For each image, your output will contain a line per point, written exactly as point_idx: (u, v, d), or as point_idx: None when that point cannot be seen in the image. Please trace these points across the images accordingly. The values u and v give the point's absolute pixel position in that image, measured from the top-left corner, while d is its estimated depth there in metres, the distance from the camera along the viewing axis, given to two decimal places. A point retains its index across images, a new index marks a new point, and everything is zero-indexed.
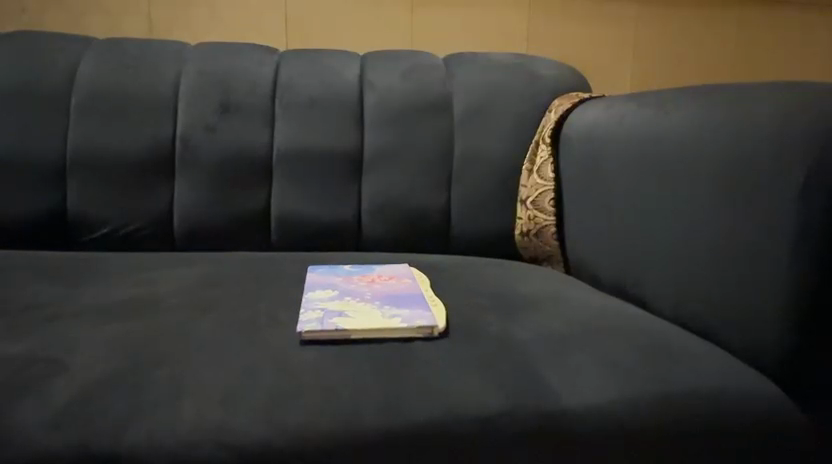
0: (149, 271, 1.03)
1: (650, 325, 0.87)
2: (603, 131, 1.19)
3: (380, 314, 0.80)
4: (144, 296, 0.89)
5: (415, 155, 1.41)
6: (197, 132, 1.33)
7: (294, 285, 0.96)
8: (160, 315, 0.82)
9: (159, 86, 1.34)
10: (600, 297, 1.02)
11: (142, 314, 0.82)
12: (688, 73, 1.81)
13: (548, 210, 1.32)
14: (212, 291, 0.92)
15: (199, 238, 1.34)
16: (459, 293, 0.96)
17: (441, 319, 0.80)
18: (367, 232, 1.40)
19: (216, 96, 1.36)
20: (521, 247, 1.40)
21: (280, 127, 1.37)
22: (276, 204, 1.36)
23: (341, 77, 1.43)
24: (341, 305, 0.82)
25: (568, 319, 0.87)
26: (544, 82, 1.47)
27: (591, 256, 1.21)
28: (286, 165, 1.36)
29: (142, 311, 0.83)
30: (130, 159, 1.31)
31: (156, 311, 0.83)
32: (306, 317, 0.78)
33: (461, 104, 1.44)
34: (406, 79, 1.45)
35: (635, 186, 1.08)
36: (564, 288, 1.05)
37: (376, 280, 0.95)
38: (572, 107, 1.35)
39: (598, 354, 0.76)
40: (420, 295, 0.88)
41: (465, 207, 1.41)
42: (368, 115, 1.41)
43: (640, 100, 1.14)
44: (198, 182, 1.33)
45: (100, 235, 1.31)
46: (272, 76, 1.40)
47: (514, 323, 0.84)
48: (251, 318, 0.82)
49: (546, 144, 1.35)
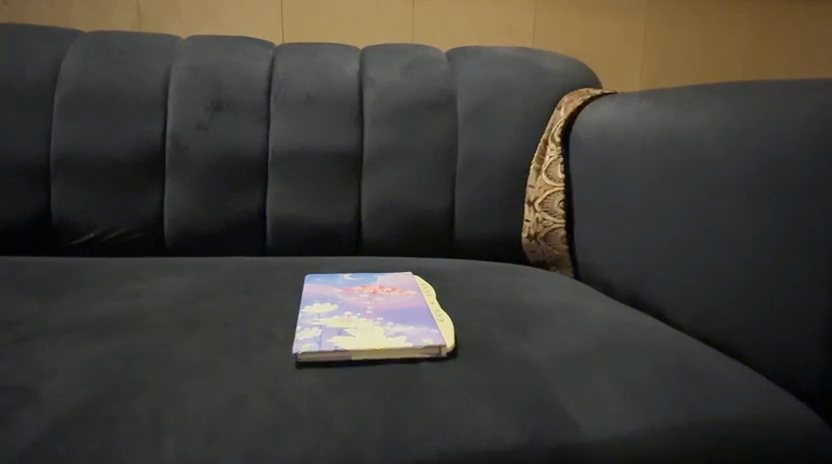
0: (135, 282, 0.96)
1: (672, 341, 0.81)
2: (616, 131, 1.13)
3: (383, 332, 0.74)
4: (128, 311, 0.83)
5: (417, 155, 1.34)
6: (188, 130, 1.27)
7: (290, 297, 0.90)
8: (144, 334, 0.76)
9: (147, 82, 1.28)
10: (615, 308, 0.96)
11: (125, 332, 0.76)
12: (699, 69, 1.74)
13: (557, 212, 1.25)
14: (201, 305, 0.86)
15: (191, 242, 1.28)
16: (466, 306, 0.90)
17: (448, 336, 0.74)
18: (368, 236, 1.34)
19: (207, 92, 1.29)
20: (528, 251, 1.34)
21: (276, 126, 1.30)
22: (271, 206, 1.29)
23: (339, 73, 1.36)
24: (340, 321, 0.76)
25: (583, 335, 0.81)
26: (552, 78, 1.41)
27: (603, 263, 1.15)
28: (282, 166, 1.30)
29: (124, 329, 0.77)
30: (117, 160, 1.24)
31: (140, 329, 0.77)
32: (303, 336, 0.72)
33: (466, 101, 1.38)
34: (409, 75, 1.38)
35: (651, 190, 1.02)
36: (576, 298, 0.99)
37: (378, 291, 0.89)
38: (583, 104, 1.28)
39: (618, 377, 0.70)
40: (425, 309, 0.82)
41: (470, 210, 1.35)
42: (368, 113, 1.35)
43: (657, 98, 1.08)
44: (189, 184, 1.26)
45: (87, 240, 1.24)
46: (267, 72, 1.33)
47: (526, 341, 0.78)
48: (242, 336, 0.76)
49: (555, 144, 1.28)
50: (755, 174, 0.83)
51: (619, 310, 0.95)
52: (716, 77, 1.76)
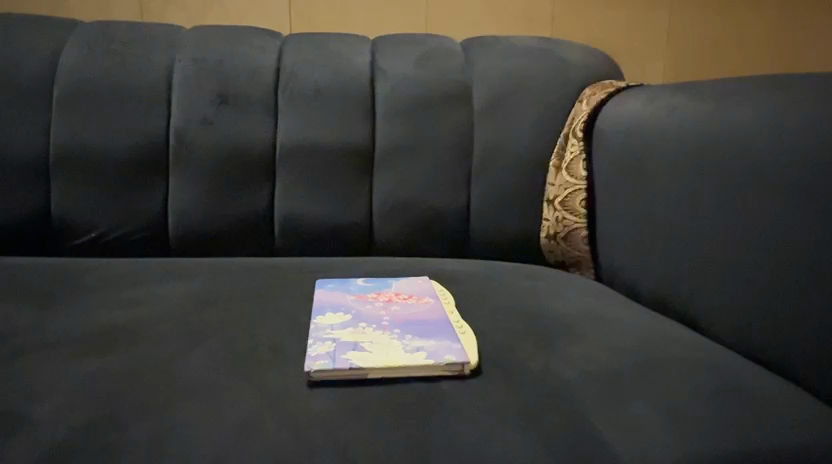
0: (136, 288, 0.92)
1: (711, 356, 0.75)
2: (644, 126, 1.06)
3: (402, 346, 0.68)
4: (130, 321, 0.79)
5: (431, 151, 1.28)
6: (192, 126, 1.21)
7: (300, 305, 0.85)
8: (145, 348, 0.71)
9: (149, 75, 1.22)
10: (646, 316, 0.90)
11: (125, 346, 0.72)
12: (726, 61, 1.65)
13: (579, 211, 1.19)
14: (207, 314, 0.82)
15: (196, 242, 1.23)
16: (488, 315, 0.84)
17: (472, 352, 0.68)
18: (380, 236, 1.28)
19: (212, 86, 1.23)
20: (546, 252, 1.28)
21: (284, 120, 1.25)
22: (279, 205, 1.24)
23: (350, 64, 1.29)
24: (355, 334, 0.71)
25: (616, 349, 0.75)
26: (573, 70, 1.34)
27: (629, 266, 1.09)
28: (291, 163, 1.24)
29: (124, 342, 0.73)
30: (118, 157, 1.19)
31: (141, 342, 0.73)
32: (316, 351, 0.66)
33: (482, 94, 1.31)
34: (422, 67, 1.31)
35: (684, 191, 0.96)
36: (603, 305, 0.93)
37: (394, 299, 0.84)
38: (607, 97, 1.21)
39: (656, 399, 0.65)
40: (446, 320, 0.76)
41: (486, 209, 1.29)
42: (380, 106, 1.28)
43: (691, 91, 1.01)
44: (193, 182, 1.21)
45: (88, 241, 1.20)
46: (274, 64, 1.27)
47: (554, 356, 0.72)
48: (251, 351, 0.71)
49: (577, 139, 1.21)
50: (802, 176, 0.76)
51: (650, 319, 0.89)
52: (744, 69, 1.67)
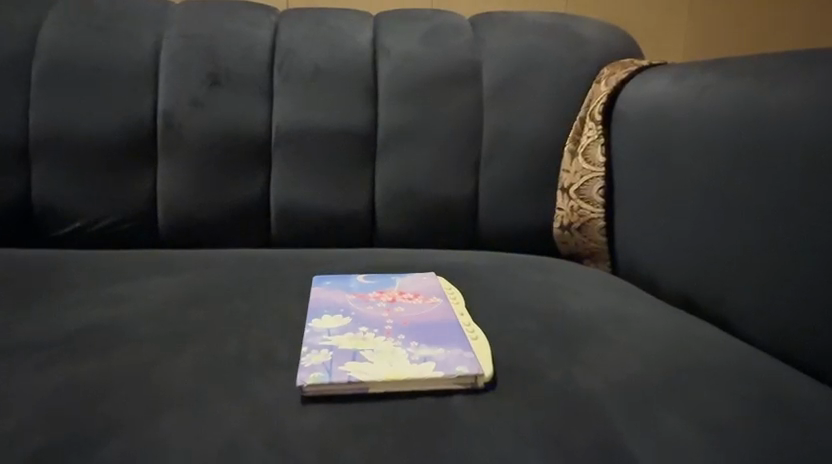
0: (119, 285, 0.85)
1: (750, 365, 0.67)
2: (670, 108, 0.97)
3: (407, 355, 0.61)
4: (108, 321, 0.72)
5: (438, 135, 1.20)
6: (182, 108, 1.13)
7: (295, 305, 0.78)
8: (121, 354, 0.64)
9: (135, 53, 1.13)
10: (674, 315, 0.82)
11: (100, 351, 0.65)
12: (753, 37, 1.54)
13: (596, 201, 1.11)
14: (194, 314, 0.75)
15: (187, 233, 1.15)
16: (500, 316, 0.77)
17: (485, 362, 0.61)
18: (382, 226, 1.20)
19: (203, 65, 1.15)
20: (560, 243, 1.20)
21: (280, 102, 1.16)
22: (275, 193, 1.16)
23: (350, 41, 1.20)
24: (355, 340, 0.64)
25: (643, 356, 0.68)
26: (590, 47, 1.24)
27: (651, 260, 1.01)
28: (287, 148, 1.16)
29: (99, 348, 0.66)
30: (103, 142, 1.11)
31: (118, 347, 0.66)
32: (310, 362, 0.59)
33: (492, 74, 1.22)
34: (428, 44, 1.22)
35: (714, 179, 0.88)
36: (625, 304, 0.86)
37: (398, 299, 0.77)
38: (628, 76, 1.11)
39: (691, 414, 0.57)
40: (456, 324, 0.69)
41: (496, 197, 1.21)
42: (382, 86, 1.20)
43: (724, 68, 0.92)
44: (183, 168, 1.13)
45: (73, 231, 1.12)
46: (269, 41, 1.19)
47: (575, 366, 0.65)
48: (239, 357, 0.64)
49: (595, 122, 1.12)
50: None
51: (679, 319, 0.81)
52: (772, 45, 1.56)
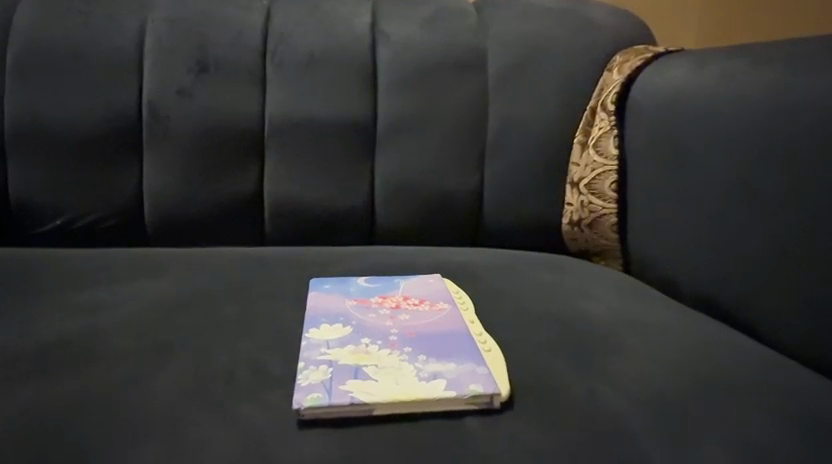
0: (100, 290, 0.78)
1: (786, 378, 0.62)
2: (692, 98, 0.91)
3: (415, 372, 0.55)
4: (86, 333, 0.66)
5: (441, 126, 1.13)
6: (168, 97, 1.06)
7: (290, 311, 0.72)
8: (99, 372, 0.59)
9: (117, 38, 1.06)
10: (698, 320, 0.77)
11: (75, 369, 0.59)
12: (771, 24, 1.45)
13: (608, 196, 1.04)
14: (181, 322, 0.69)
15: (176, 231, 1.09)
16: (512, 324, 0.71)
17: (501, 379, 0.56)
18: (382, 222, 1.14)
19: (190, 51, 1.07)
20: (569, 239, 1.14)
21: (274, 91, 1.09)
22: (269, 187, 1.10)
23: (348, 26, 1.13)
24: (356, 353, 0.58)
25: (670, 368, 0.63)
26: (602, 32, 1.17)
27: (668, 259, 0.95)
28: (281, 140, 1.09)
29: (75, 364, 0.60)
30: (83, 134, 1.04)
31: (96, 363, 0.60)
32: (307, 380, 0.54)
33: (498, 61, 1.15)
34: (430, 29, 1.15)
35: (739, 174, 0.82)
36: (644, 308, 0.80)
37: (403, 305, 0.70)
38: (643, 64, 1.05)
39: (728, 440, 0.52)
40: (467, 335, 0.63)
41: (502, 191, 1.14)
42: (382, 74, 1.13)
43: (750, 55, 0.85)
44: (171, 162, 1.07)
45: (53, 228, 1.05)
46: (261, 25, 1.11)
47: (597, 379, 0.60)
48: (230, 373, 0.58)
49: (608, 112, 1.06)
50: None
51: (703, 324, 0.76)
52: (792, 31, 1.46)
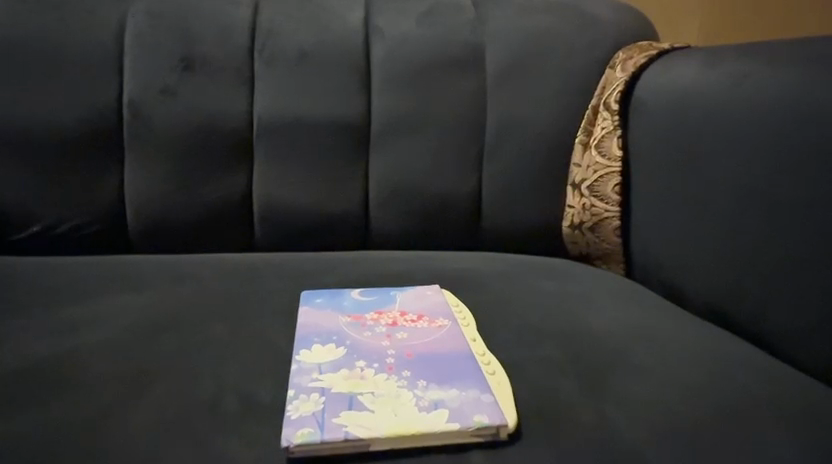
0: (76, 306, 0.74)
1: (803, 401, 0.59)
2: (700, 99, 0.87)
3: (414, 401, 0.51)
4: (58, 357, 0.62)
5: (437, 126, 1.09)
6: (150, 96, 1.01)
7: (278, 328, 0.67)
8: (71, 404, 0.54)
9: (94, 34, 1.00)
10: (708, 332, 0.73)
11: (44, 400, 0.55)
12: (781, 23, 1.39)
13: (611, 198, 1.00)
14: (162, 344, 0.64)
15: (160, 237, 1.04)
16: (512, 341, 0.67)
17: (507, 408, 0.52)
18: (377, 226, 1.09)
19: (173, 48, 1.02)
20: (569, 243, 1.09)
21: (262, 89, 1.04)
22: (258, 191, 1.05)
23: (340, 21, 1.08)
24: (351, 380, 0.54)
25: (684, 392, 0.59)
26: (604, 27, 1.13)
27: (674, 266, 0.91)
28: (270, 141, 1.04)
29: (44, 395, 0.56)
30: (60, 136, 0.98)
31: (67, 393, 0.56)
32: (298, 413, 0.50)
33: (496, 58, 1.11)
34: (425, 24, 1.10)
35: (751, 180, 0.78)
36: (652, 320, 0.76)
37: (400, 322, 0.67)
38: (648, 62, 1.00)
39: None
40: (469, 356, 0.59)
41: (501, 194, 1.10)
42: (376, 72, 1.08)
43: (762, 54, 0.81)
44: (154, 165, 1.01)
45: (28, 236, 1.00)
46: (248, 19, 1.06)
47: (606, 408, 0.56)
48: (214, 404, 0.54)
49: (611, 112, 1.01)
50: None
51: (715, 337, 0.72)
52: (803, 32, 1.40)
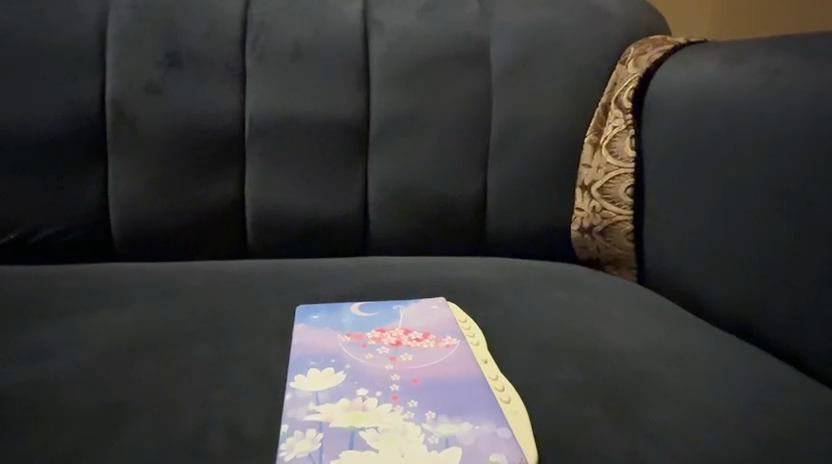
0: (50, 326, 0.68)
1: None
2: (721, 98, 0.82)
3: (423, 437, 0.47)
4: (29, 389, 0.56)
5: (439, 125, 1.03)
6: (134, 94, 0.95)
7: (272, 353, 0.63)
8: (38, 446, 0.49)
9: (74, 27, 0.94)
10: (731, 352, 0.69)
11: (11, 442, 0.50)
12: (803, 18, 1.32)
13: (624, 201, 0.94)
14: (145, 373, 0.59)
15: (145, 244, 0.98)
16: (531, 370, 0.63)
17: (527, 444, 0.48)
18: (376, 232, 1.04)
19: (160, 43, 0.96)
20: (577, 247, 1.04)
21: (254, 87, 0.98)
22: (250, 195, 0.99)
23: (338, 14, 1.02)
24: (352, 412, 0.50)
25: (708, 428, 0.55)
26: (616, 20, 1.07)
27: (691, 273, 0.86)
28: (263, 141, 0.99)
29: (9, 435, 0.51)
30: (38, 138, 0.92)
31: (35, 433, 0.51)
32: (293, 453, 0.45)
33: (502, 54, 1.05)
34: (427, 17, 1.04)
35: (776, 189, 0.73)
36: (671, 337, 0.71)
37: (404, 341, 0.62)
38: (663, 57, 0.95)
39: None
40: (482, 382, 0.55)
41: (506, 197, 1.05)
42: (375, 68, 1.02)
43: (789, 51, 0.76)
44: (138, 168, 0.95)
45: (4, 244, 0.94)
46: (240, 12, 0.99)
47: (628, 449, 0.52)
48: (198, 445, 0.49)
49: (624, 110, 0.96)
50: None
51: (739, 357, 0.68)
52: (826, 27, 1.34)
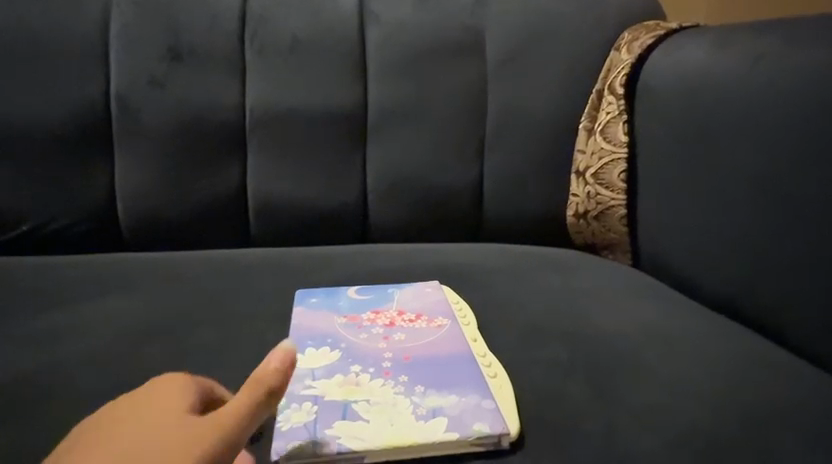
0: (63, 314, 0.72)
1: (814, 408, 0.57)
2: (710, 83, 0.83)
3: (412, 409, 0.52)
4: (46, 373, 0.60)
5: (436, 115, 1.05)
6: (138, 89, 0.98)
7: (273, 337, 0.66)
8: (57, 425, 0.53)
9: (78, 25, 0.97)
10: (716, 332, 0.71)
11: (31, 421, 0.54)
12: None
13: (617, 186, 0.96)
14: (153, 356, 0.63)
15: (152, 235, 1.01)
16: (521, 350, 0.65)
17: (510, 415, 0.52)
18: (375, 220, 1.06)
19: (160, 38, 0.98)
20: (573, 233, 1.06)
21: (253, 80, 1.01)
22: (252, 186, 1.02)
23: (333, 5, 1.04)
24: (345, 387, 0.54)
25: (688, 403, 0.58)
26: (610, 6, 1.07)
27: (681, 256, 0.88)
28: (264, 133, 1.01)
29: (30, 416, 0.55)
30: (46, 133, 0.96)
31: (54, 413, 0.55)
32: (289, 424, 0.50)
33: (496, 41, 1.06)
34: (422, 6, 1.06)
35: (763, 174, 0.74)
36: (659, 318, 0.74)
37: (397, 321, 0.66)
38: (655, 42, 0.96)
39: None
40: (469, 359, 0.59)
41: (502, 185, 1.06)
42: (371, 59, 1.04)
43: (777, 34, 0.77)
44: (144, 161, 0.99)
45: (17, 236, 0.97)
46: (238, 6, 1.01)
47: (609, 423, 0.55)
48: None
49: (617, 96, 0.97)
50: None
51: (724, 337, 0.70)
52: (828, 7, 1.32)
